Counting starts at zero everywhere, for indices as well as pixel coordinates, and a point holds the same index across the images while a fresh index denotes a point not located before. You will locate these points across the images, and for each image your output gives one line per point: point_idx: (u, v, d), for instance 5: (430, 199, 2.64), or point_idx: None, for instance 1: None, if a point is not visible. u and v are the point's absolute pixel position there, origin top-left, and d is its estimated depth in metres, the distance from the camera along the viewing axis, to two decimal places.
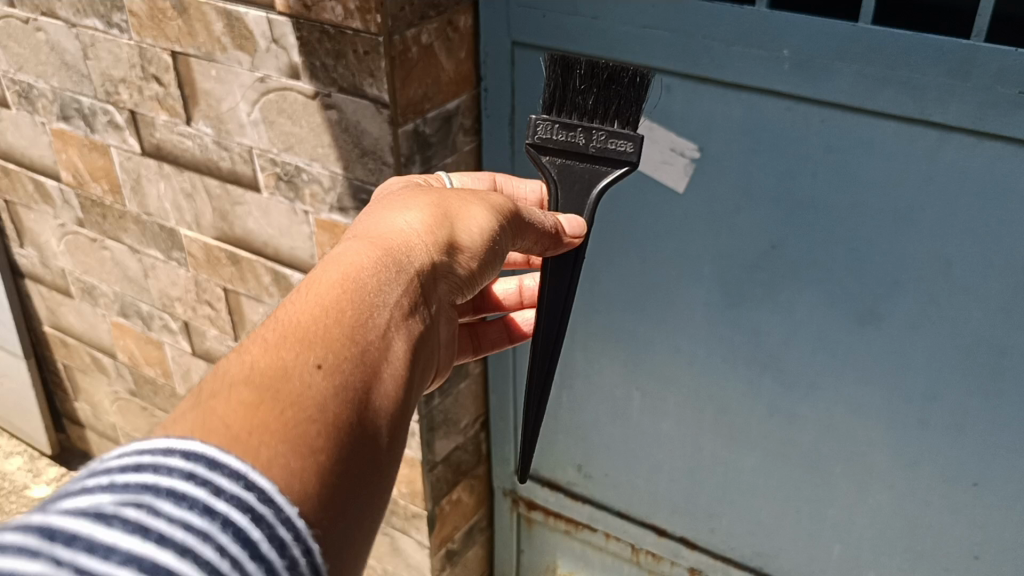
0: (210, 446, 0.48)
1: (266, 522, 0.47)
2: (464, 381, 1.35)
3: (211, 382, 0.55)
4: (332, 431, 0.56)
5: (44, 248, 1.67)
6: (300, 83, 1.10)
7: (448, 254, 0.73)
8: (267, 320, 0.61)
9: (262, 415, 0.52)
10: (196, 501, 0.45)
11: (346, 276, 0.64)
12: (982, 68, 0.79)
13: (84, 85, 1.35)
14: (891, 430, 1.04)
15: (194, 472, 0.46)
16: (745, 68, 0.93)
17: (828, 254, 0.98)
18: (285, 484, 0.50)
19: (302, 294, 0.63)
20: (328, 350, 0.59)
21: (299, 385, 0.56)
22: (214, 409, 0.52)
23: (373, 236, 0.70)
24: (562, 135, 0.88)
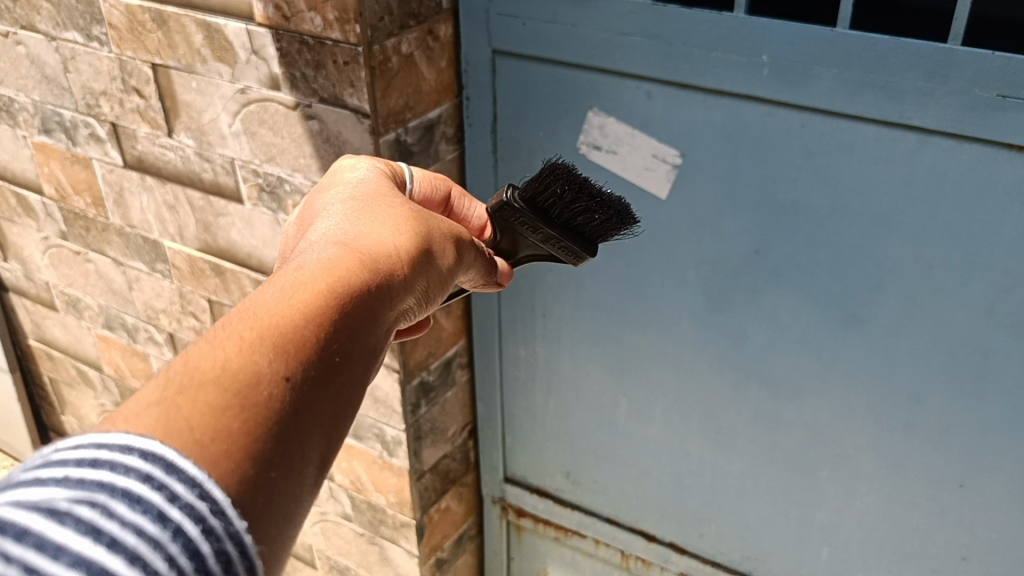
0: (170, 449, 0.48)
1: (217, 535, 0.47)
2: (450, 389, 1.35)
3: (181, 373, 0.55)
4: (289, 444, 0.56)
5: (27, 261, 1.66)
6: (281, 93, 1.10)
7: (420, 270, 0.73)
8: (243, 310, 0.60)
9: (225, 421, 0.53)
10: (150, 505, 0.45)
11: (329, 282, 0.64)
12: (960, 71, 0.80)
13: (64, 97, 1.34)
14: (877, 432, 1.04)
15: (151, 474, 0.46)
16: (724, 74, 0.93)
17: (810, 257, 0.98)
18: (236, 494, 0.51)
19: (284, 292, 0.61)
20: (302, 360, 0.58)
21: (267, 395, 0.56)
22: (179, 407, 0.52)
23: (354, 240, 0.70)
24: (523, 230, 0.92)
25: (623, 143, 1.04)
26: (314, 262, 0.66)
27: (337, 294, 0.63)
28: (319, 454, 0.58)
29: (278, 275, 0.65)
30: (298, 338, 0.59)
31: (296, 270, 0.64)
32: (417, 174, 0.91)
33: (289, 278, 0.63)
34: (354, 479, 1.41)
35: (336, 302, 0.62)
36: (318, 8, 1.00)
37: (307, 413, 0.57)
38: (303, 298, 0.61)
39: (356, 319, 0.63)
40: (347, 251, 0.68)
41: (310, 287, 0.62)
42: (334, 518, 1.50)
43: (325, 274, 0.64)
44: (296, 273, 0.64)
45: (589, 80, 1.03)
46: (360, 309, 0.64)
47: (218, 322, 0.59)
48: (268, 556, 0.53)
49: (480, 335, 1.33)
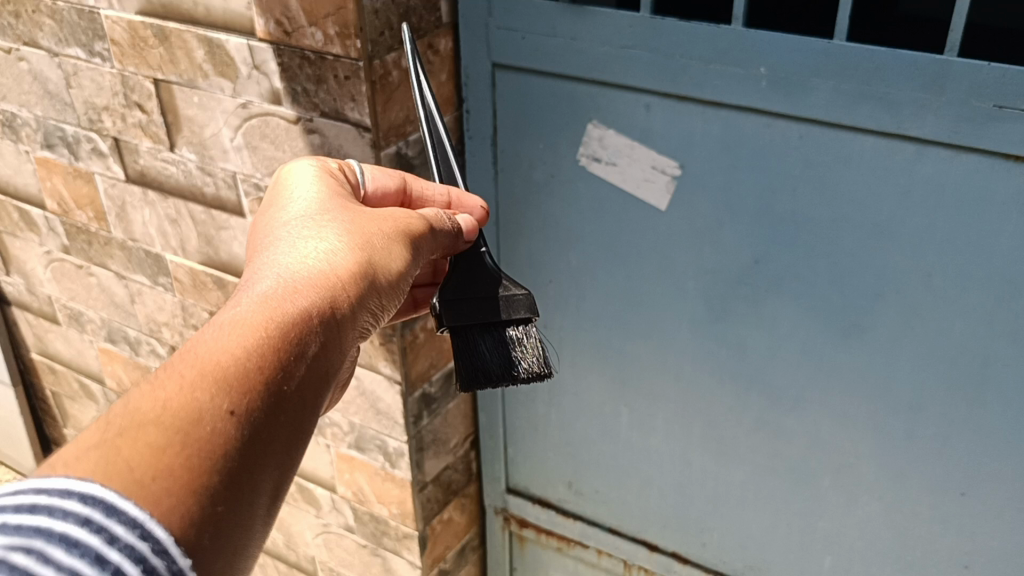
0: (110, 491, 0.51)
1: (157, 574, 0.50)
2: (452, 400, 1.35)
3: (122, 415, 0.57)
4: (236, 474, 0.59)
5: (30, 275, 1.66)
6: (282, 108, 1.11)
7: (371, 292, 0.75)
8: (183, 353, 0.62)
9: (168, 459, 0.55)
10: (88, 549, 0.48)
11: (271, 314, 0.65)
12: (955, 82, 0.81)
13: (67, 113, 1.35)
14: (878, 441, 1.04)
15: (90, 517, 0.49)
16: (722, 86, 0.94)
17: (809, 267, 0.98)
18: (181, 531, 0.54)
19: (222, 328, 0.63)
20: (246, 393, 0.60)
21: (210, 431, 0.58)
22: (119, 448, 0.54)
23: (297, 264, 0.71)
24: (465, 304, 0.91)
25: (623, 155, 1.05)
26: (258, 294, 0.67)
27: (278, 324, 0.65)
28: (271, 481, 0.61)
29: (220, 311, 0.66)
30: (239, 370, 0.61)
31: (237, 304, 0.66)
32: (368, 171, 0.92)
33: (230, 311, 0.65)
34: (357, 491, 1.41)
35: (277, 331, 0.64)
36: (319, 23, 1.01)
37: (252, 444, 0.60)
38: (242, 332, 0.63)
39: (301, 343, 0.65)
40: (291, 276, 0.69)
41: (249, 319, 0.64)
42: (337, 530, 1.50)
43: (265, 305, 0.66)
44: (236, 308, 0.65)
45: (589, 93, 1.03)
46: (305, 333, 0.66)
47: (160, 366, 0.61)
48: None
49: None
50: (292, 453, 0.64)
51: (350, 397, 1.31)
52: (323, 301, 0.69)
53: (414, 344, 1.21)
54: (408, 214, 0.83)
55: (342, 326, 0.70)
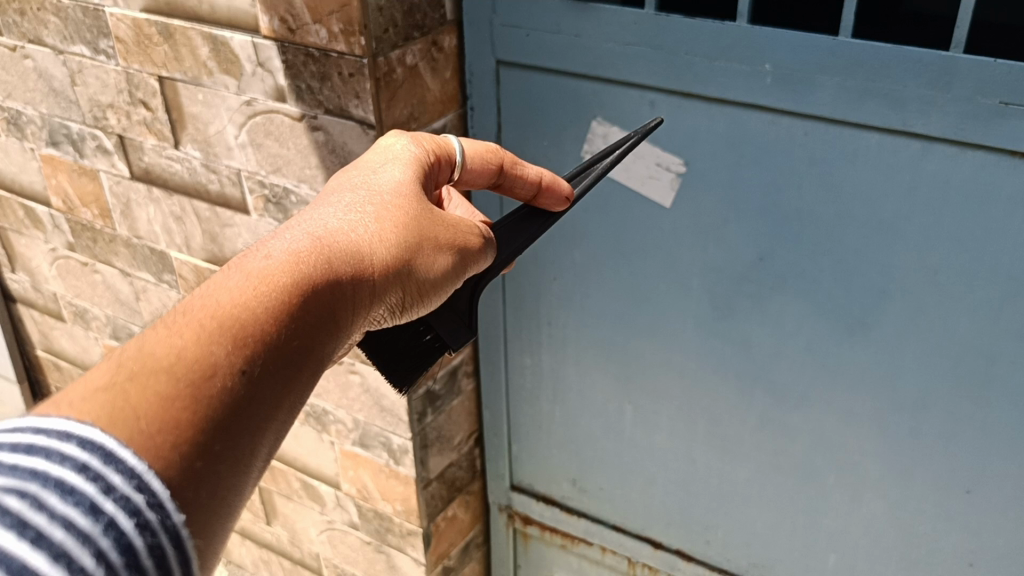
0: (110, 438, 0.51)
1: (151, 529, 0.50)
2: (457, 398, 1.35)
3: (138, 352, 0.58)
4: (231, 438, 0.59)
5: (35, 272, 1.67)
6: (286, 105, 1.11)
7: (397, 278, 0.74)
8: (205, 296, 0.63)
9: (173, 411, 0.56)
10: (83, 497, 0.47)
11: (296, 280, 0.66)
12: (962, 78, 0.80)
13: (72, 110, 1.35)
14: (883, 439, 1.04)
15: (87, 464, 0.49)
16: (728, 83, 0.93)
17: (813, 264, 0.98)
18: (178, 486, 0.54)
19: (249, 279, 0.64)
20: (257, 356, 0.62)
21: (217, 388, 0.59)
22: (128, 395, 0.54)
23: (334, 227, 0.72)
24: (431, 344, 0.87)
25: (627, 153, 1.05)
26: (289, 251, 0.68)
27: (299, 291, 0.65)
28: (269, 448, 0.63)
29: (248, 253, 0.67)
30: (255, 331, 0.62)
31: (267, 253, 0.67)
32: (465, 150, 0.87)
33: (259, 260, 0.66)
34: (361, 488, 1.41)
35: (298, 297, 0.65)
36: (323, 20, 1.01)
37: (251, 409, 0.61)
38: (267, 291, 0.64)
39: (315, 314, 0.66)
40: (321, 239, 0.70)
41: (275, 277, 0.65)
42: (341, 527, 1.50)
43: (293, 264, 0.66)
44: (267, 257, 0.66)
45: (593, 90, 1.03)
46: (320, 305, 0.67)
47: (180, 303, 0.62)
48: (207, 545, 0.56)
49: (486, 343, 1.33)
50: (287, 420, 0.65)
51: (354, 394, 1.31)
52: (344, 275, 0.70)
53: None
54: (472, 229, 0.81)
55: (355, 305, 0.71)
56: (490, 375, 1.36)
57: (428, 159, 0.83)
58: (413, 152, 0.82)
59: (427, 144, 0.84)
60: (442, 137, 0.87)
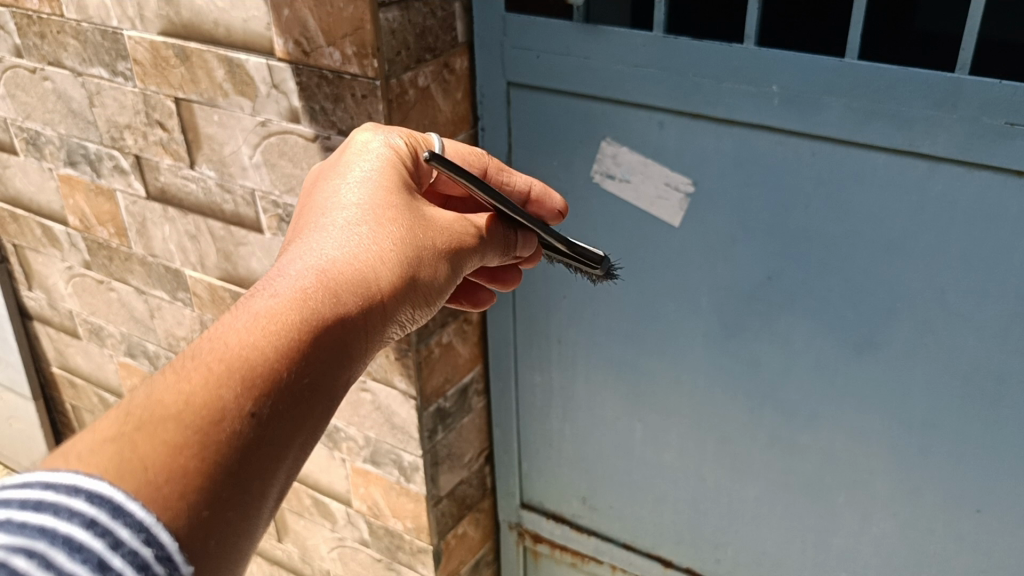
0: (120, 493, 0.52)
1: None
2: (467, 416, 1.36)
3: (144, 402, 0.58)
4: (244, 481, 0.60)
5: (52, 290, 1.69)
6: (300, 126, 1.12)
7: (405, 295, 0.75)
8: (213, 339, 0.63)
9: (182, 460, 0.56)
10: (91, 554, 0.49)
11: (304, 315, 0.66)
12: (967, 99, 0.81)
13: (90, 131, 1.37)
14: (893, 458, 1.04)
15: (96, 519, 0.50)
16: (734, 104, 0.95)
17: (823, 283, 0.99)
18: (188, 538, 0.55)
19: (257, 319, 0.64)
20: (268, 397, 0.62)
21: (229, 432, 0.59)
22: (135, 445, 0.55)
23: (338, 257, 0.72)
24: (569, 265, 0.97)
25: (636, 172, 1.06)
26: (295, 286, 0.68)
27: (311, 324, 0.66)
28: (283, 486, 0.63)
29: (258, 292, 0.68)
30: (265, 371, 0.62)
31: (275, 291, 0.67)
32: (446, 149, 0.91)
33: (266, 299, 0.66)
34: (371, 505, 1.42)
35: (308, 332, 0.65)
36: (337, 43, 1.03)
37: (266, 449, 0.61)
38: (274, 328, 0.64)
39: (328, 346, 0.66)
40: (327, 269, 0.70)
41: (283, 314, 0.65)
42: (352, 544, 1.51)
43: (301, 299, 0.66)
44: (273, 296, 0.66)
45: (602, 110, 1.05)
46: (332, 334, 0.67)
47: (188, 349, 0.62)
48: None
49: (496, 361, 1.34)
50: (298, 457, 0.65)
51: (365, 411, 1.32)
52: (354, 300, 0.70)
53: (429, 359, 1.23)
54: (464, 229, 0.83)
55: (370, 329, 0.71)
56: (501, 392, 1.37)
57: (408, 152, 0.86)
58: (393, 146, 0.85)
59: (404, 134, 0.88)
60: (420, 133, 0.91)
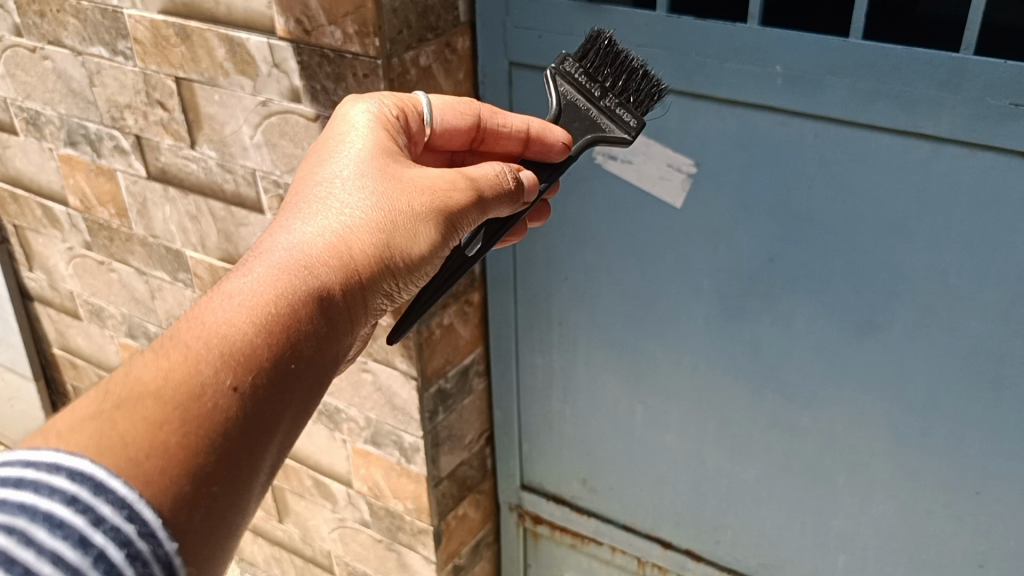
0: (100, 468, 0.52)
1: (141, 559, 0.52)
2: (468, 397, 1.36)
3: (123, 382, 0.59)
4: (229, 455, 0.60)
5: (52, 271, 1.69)
6: (301, 106, 1.12)
7: (391, 270, 0.75)
8: (193, 320, 0.64)
9: (163, 436, 0.57)
10: (72, 530, 0.49)
11: (282, 290, 0.66)
12: (972, 79, 0.81)
13: (90, 111, 1.37)
14: (894, 440, 1.04)
15: (77, 496, 0.50)
16: (737, 84, 0.94)
17: (824, 265, 0.99)
18: (172, 513, 0.56)
19: (234, 300, 0.65)
20: (249, 371, 0.62)
21: (209, 407, 0.60)
22: (115, 422, 0.56)
23: (321, 231, 0.73)
24: (582, 80, 0.91)
25: (638, 153, 1.06)
26: (272, 264, 0.68)
27: (289, 299, 0.66)
28: (273, 459, 0.65)
29: (236, 271, 0.69)
30: (244, 347, 0.63)
31: (253, 270, 0.68)
32: (435, 105, 0.91)
33: (245, 278, 0.67)
34: (372, 486, 1.43)
35: (286, 307, 0.66)
36: (338, 22, 1.02)
37: (250, 423, 0.62)
38: (252, 306, 0.65)
39: (309, 320, 0.67)
40: (306, 246, 0.71)
41: (260, 292, 0.66)
42: (352, 525, 1.52)
43: (278, 276, 0.67)
44: (250, 275, 0.67)
45: None
46: (312, 310, 0.68)
47: (169, 331, 0.64)
48: (204, 566, 0.58)
49: (497, 342, 1.34)
50: (289, 429, 0.66)
51: (366, 392, 1.33)
52: (335, 276, 0.71)
53: (430, 340, 1.23)
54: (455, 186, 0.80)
55: (352, 304, 0.72)
56: (502, 373, 1.37)
57: (393, 123, 0.85)
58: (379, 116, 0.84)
59: (390, 102, 0.87)
60: (407, 95, 0.91)
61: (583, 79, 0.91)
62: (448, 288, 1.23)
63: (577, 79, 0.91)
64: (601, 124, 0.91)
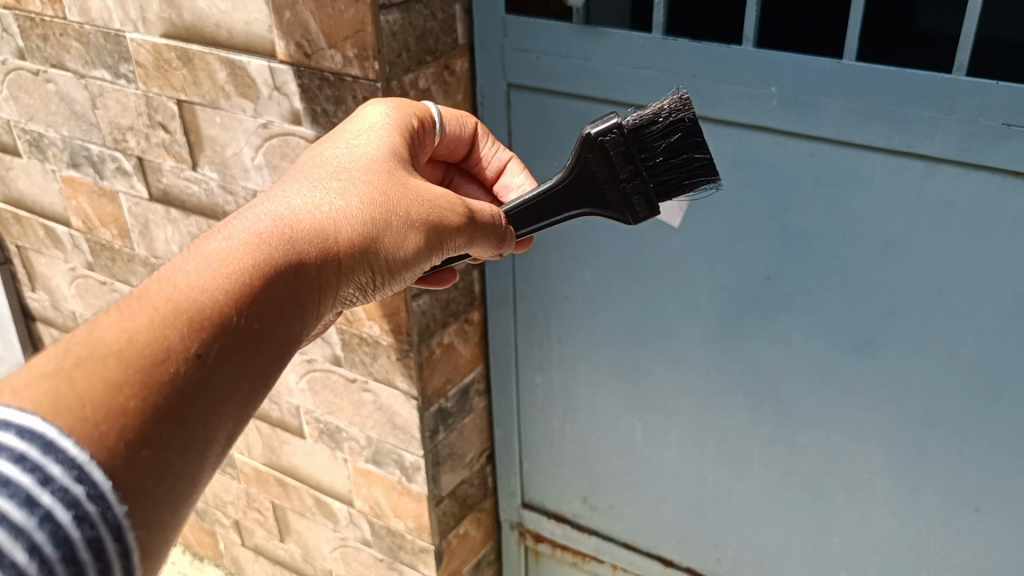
0: (51, 428, 0.51)
1: (89, 522, 0.50)
2: (469, 415, 1.37)
3: (85, 339, 0.57)
4: (187, 423, 0.59)
5: (55, 291, 1.70)
6: (301, 128, 1.13)
7: (360, 257, 0.75)
8: (162, 280, 0.62)
9: (121, 397, 0.55)
10: (19, 489, 0.48)
11: (255, 262, 0.66)
12: (965, 99, 0.82)
13: (92, 133, 1.38)
14: (893, 457, 1.04)
15: (26, 455, 0.49)
16: (734, 105, 0.95)
17: (821, 283, 0.99)
18: (125, 478, 0.54)
19: (208, 262, 0.64)
20: (215, 340, 0.61)
21: (172, 370, 0.58)
22: (74, 381, 0.54)
23: (298, 209, 0.72)
24: (617, 155, 0.86)
25: None
26: (247, 232, 0.67)
27: (261, 272, 0.66)
28: (230, 433, 0.63)
29: (211, 235, 0.67)
30: (213, 313, 0.62)
31: (228, 234, 0.67)
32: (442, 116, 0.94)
33: (219, 242, 0.66)
34: (373, 505, 1.43)
35: (258, 279, 0.65)
36: (338, 46, 1.03)
37: (210, 391, 0.60)
38: (226, 273, 0.64)
39: (277, 297, 0.67)
40: (284, 221, 0.70)
41: (235, 261, 0.65)
42: (354, 544, 1.52)
43: (254, 244, 0.67)
44: (226, 241, 0.66)
45: (602, 111, 1.05)
46: (284, 284, 0.67)
47: (136, 288, 0.62)
48: (154, 532, 0.56)
49: (497, 360, 1.34)
50: (246, 406, 0.64)
51: (367, 411, 1.33)
52: (307, 254, 0.70)
53: (430, 359, 1.23)
54: (447, 205, 0.82)
55: (321, 283, 0.71)
56: (502, 391, 1.37)
57: (399, 130, 0.86)
58: (383, 124, 0.85)
59: (397, 111, 0.88)
60: (412, 101, 0.93)
61: (618, 155, 0.86)
62: (448, 308, 1.23)
63: (612, 153, 0.86)
64: (609, 201, 0.89)
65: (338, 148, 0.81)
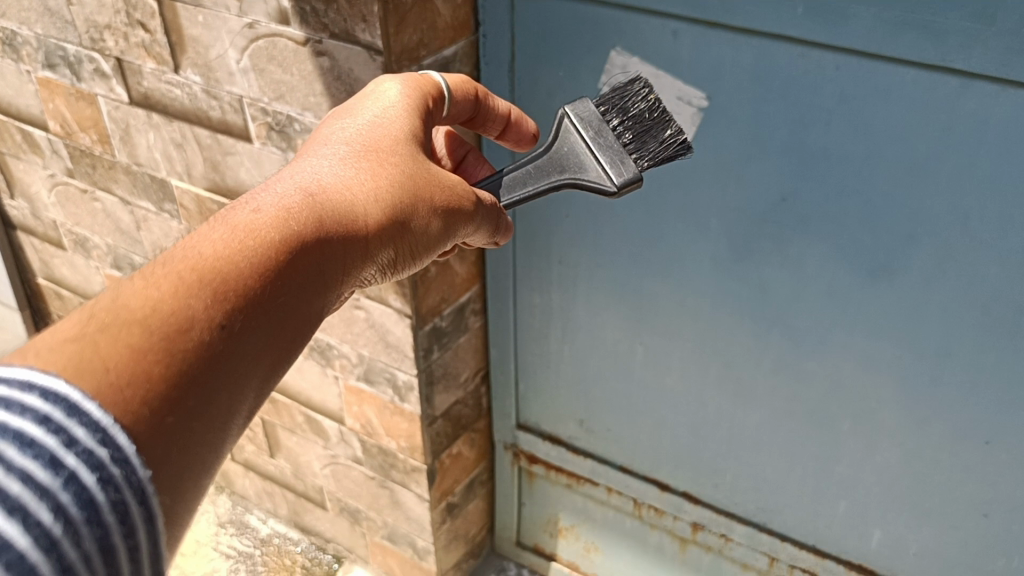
0: (75, 390, 0.49)
1: (114, 485, 0.48)
2: (464, 335, 1.33)
3: (110, 305, 0.56)
4: (210, 396, 0.58)
5: (34, 199, 1.63)
6: (290, 28, 1.06)
7: (382, 235, 0.74)
8: (187, 249, 0.61)
9: (145, 363, 0.54)
10: (43, 450, 0.45)
11: (282, 235, 0.65)
12: (1009, 10, 0.75)
13: (68, 31, 1.30)
14: (902, 387, 1.02)
15: (50, 416, 0.47)
16: (756, 12, 0.88)
17: (839, 206, 0.94)
18: (145, 445, 0.52)
19: (234, 232, 0.63)
20: (239, 314, 0.60)
21: (197, 341, 0.57)
22: (98, 345, 0.53)
23: (322, 183, 0.71)
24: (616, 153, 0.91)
25: None
26: (274, 205, 0.66)
27: (287, 247, 0.65)
28: (250, 408, 0.62)
29: (236, 206, 0.66)
30: (238, 284, 0.61)
31: (256, 206, 0.66)
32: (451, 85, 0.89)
33: (246, 213, 0.65)
34: (365, 424, 1.40)
35: (283, 254, 0.64)
36: None
37: (233, 365, 0.59)
38: (253, 245, 0.63)
39: (301, 274, 0.66)
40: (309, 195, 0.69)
41: (262, 233, 0.64)
42: (345, 462, 1.50)
43: (281, 216, 0.66)
44: (252, 212, 0.65)
45: (612, 17, 0.98)
46: (308, 258, 0.66)
47: (160, 255, 0.61)
48: (176, 500, 0.55)
49: (494, 279, 1.30)
50: (265, 385, 0.63)
51: (359, 329, 1.29)
52: (331, 227, 0.69)
53: (425, 277, 1.18)
54: (460, 187, 0.81)
55: (344, 260, 0.70)
56: (499, 311, 1.33)
57: (421, 101, 0.84)
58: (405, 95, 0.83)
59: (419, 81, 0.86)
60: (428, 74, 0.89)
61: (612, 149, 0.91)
62: None
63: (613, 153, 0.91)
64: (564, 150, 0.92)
65: (359, 120, 0.79)
